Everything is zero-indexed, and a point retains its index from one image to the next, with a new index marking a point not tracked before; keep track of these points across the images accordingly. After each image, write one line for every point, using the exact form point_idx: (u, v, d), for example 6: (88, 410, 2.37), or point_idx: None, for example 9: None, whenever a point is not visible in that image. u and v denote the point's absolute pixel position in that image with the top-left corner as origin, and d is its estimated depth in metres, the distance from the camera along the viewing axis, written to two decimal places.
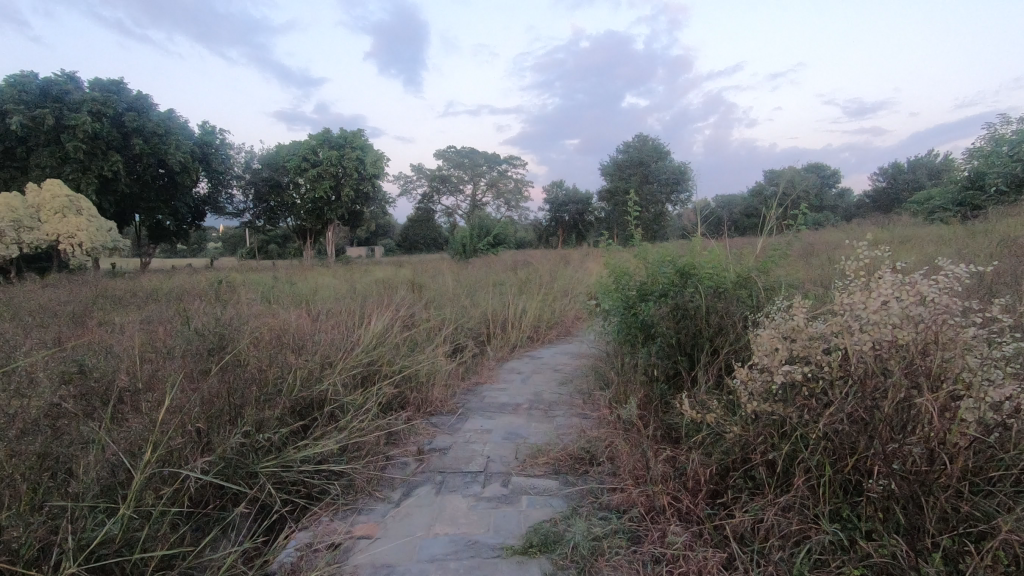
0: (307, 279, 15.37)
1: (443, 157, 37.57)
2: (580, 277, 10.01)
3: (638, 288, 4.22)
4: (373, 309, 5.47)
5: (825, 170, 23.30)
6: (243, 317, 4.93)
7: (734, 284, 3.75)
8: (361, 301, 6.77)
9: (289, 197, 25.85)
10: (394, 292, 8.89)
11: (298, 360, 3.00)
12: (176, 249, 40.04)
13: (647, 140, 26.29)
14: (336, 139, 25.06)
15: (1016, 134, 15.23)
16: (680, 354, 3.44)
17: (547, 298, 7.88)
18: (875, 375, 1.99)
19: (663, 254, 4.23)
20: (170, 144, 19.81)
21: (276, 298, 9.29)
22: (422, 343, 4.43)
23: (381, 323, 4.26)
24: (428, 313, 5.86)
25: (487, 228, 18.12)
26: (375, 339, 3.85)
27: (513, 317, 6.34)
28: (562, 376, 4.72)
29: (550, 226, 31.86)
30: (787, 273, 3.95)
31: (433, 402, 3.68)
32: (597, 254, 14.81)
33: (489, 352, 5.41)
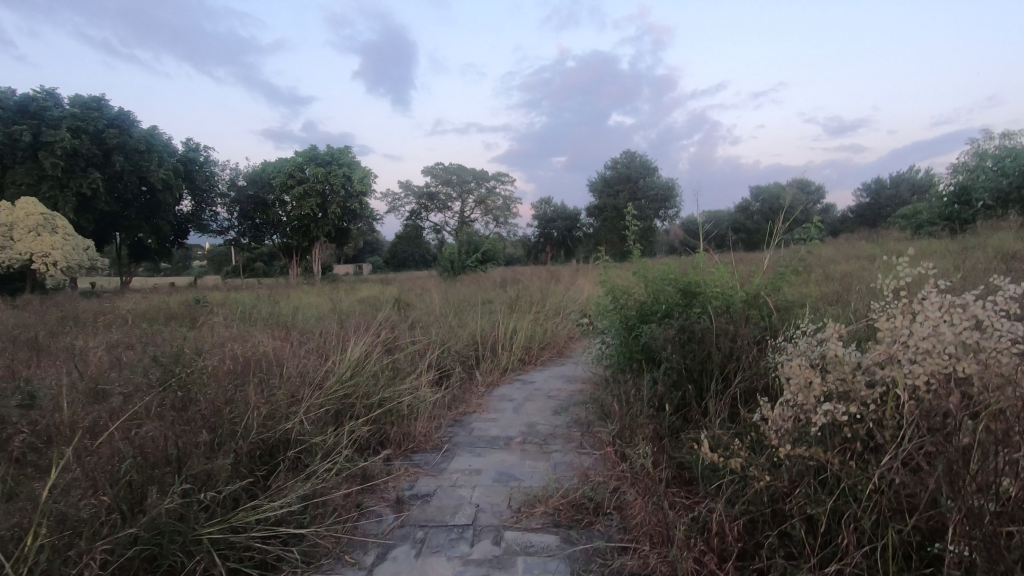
0: (290, 298, 14.96)
1: (431, 173, 37.41)
2: (571, 295, 9.73)
3: (638, 309, 3.94)
4: (354, 332, 5.11)
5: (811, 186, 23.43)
6: (212, 343, 4.53)
7: (743, 304, 3.48)
8: (343, 323, 6.40)
9: (275, 214, 25.43)
10: (378, 312, 8.54)
11: (258, 398, 2.64)
12: (160, 269, 39.30)
13: (635, 156, 26.32)
14: (323, 156, 24.82)
15: (1000, 150, 15.37)
16: (686, 382, 3.14)
17: (539, 317, 7.56)
18: (933, 417, 1.68)
19: (664, 271, 3.96)
20: (151, 161, 19.36)
21: (257, 319, 8.88)
22: (405, 370, 4.07)
23: (359, 348, 3.91)
24: (413, 336, 5.51)
25: (475, 245, 17.84)
26: (352, 367, 3.50)
27: (503, 338, 6.00)
28: (556, 404, 4.37)
29: (538, 242, 31.67)
30: (799, 291, 3.68)
31: (416, 437, 3.32)
32: (588, 270, 14.59)
33: (477, 377, 5.05)
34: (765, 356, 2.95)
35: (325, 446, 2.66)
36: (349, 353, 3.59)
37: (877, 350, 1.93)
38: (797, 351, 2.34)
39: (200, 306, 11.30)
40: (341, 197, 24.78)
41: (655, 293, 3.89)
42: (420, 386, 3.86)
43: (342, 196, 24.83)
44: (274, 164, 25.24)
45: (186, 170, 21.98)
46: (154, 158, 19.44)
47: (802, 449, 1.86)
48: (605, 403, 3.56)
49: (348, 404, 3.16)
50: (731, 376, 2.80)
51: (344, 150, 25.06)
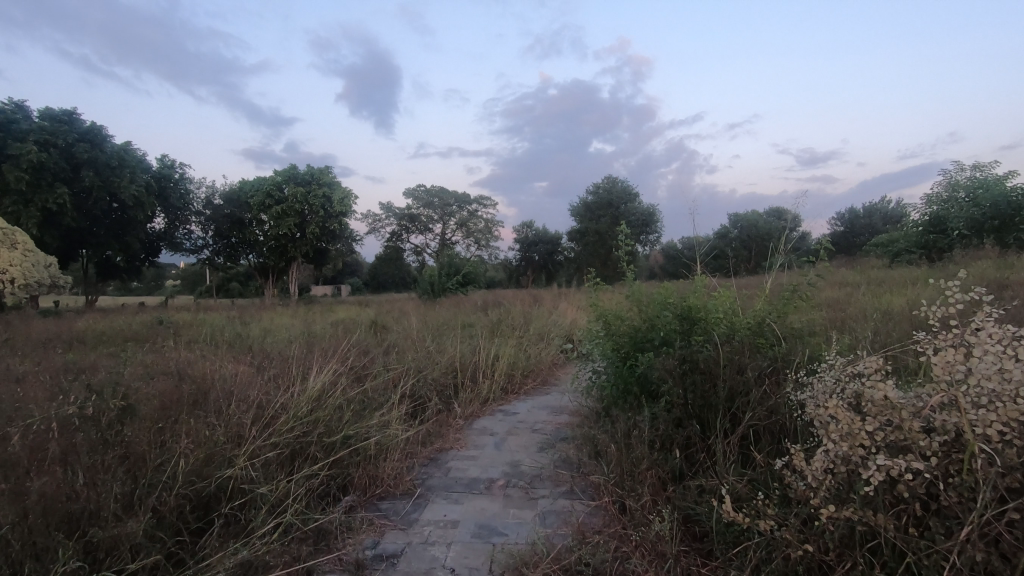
0: (262, 320, 14.35)
1: (413, 195, 37.17)
2: (555, 319, 9.42)
3: (632, 337, 3.62)
4: (320, 358, 4.69)
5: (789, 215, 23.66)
6: (159, 368, 4.07)
7: (747, 331, 3.19)
8: (312, 348, 5.93)
9: (252, 233, 24.80)
10: (352, 336, 8.11)
11: (193, 439, 2.24)
12: (130, 288, 38.03)
13: (616, 182, 26.43)
14: (303, 176, 24.46)
15: (971, 181, 15.70)
16: (690, 418, 2.82)
17: (522, 343, 7.19)
18: (1012, 479, 1.37)
19: (660, 294, 3.66)
20: (123, 177, 18.67)
21: (221, 342, 8.34)
22: (375, 403, 3.65)
23: (323, 377, 3.50)
24: (387, 363, 5.10)
25: (456, 267, 17.50)
26: (314, 400, 3.10)
27: (484, 365, 5.62)
28: (542, 440, 4.00)
29: (519, 266, 31.41)
30: (807, 317, 3.41)
31: (385, 481, 2.92)
32: (571, 294, 14.33)
33: (456, 408, 4.65)
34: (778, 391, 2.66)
35: (274, 498, 2.26)
36: (309, 383, 3.18)
37: (935, 391, 1.62)
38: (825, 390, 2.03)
39: (164, 326, 10.68)
40: (320, 217, 24.32)
41: (651, 319, 3.58)
42: (392, 422, 3.47)
43: (321, 217, 24.37)
44: (251, 183, 24.71)
45: (160, 187, 21.37)
46: (126, 174, 18.83)
47: (850, 513, 1.54)
48: (598, 440, 3.20)
49: (308, 441, 2.76)
50: (745, 414, 2.48)
51: (324, 170, 24.75)
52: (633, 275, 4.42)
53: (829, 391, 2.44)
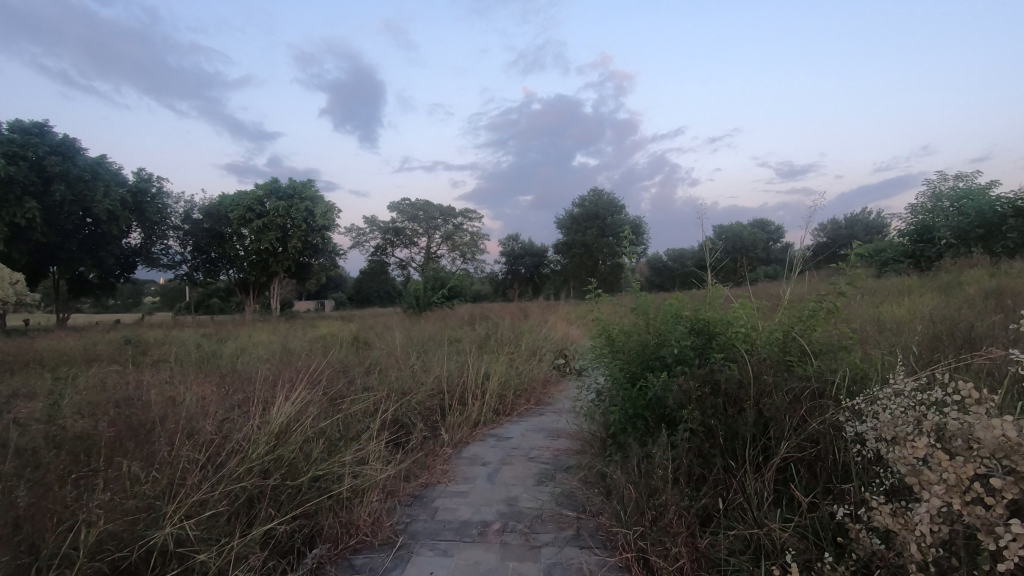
0: (239, 337, 13.77)
1: (397, 209, 36.78)
2: (545, 333, 9.05)
3: (643, 354, 3.25)
4: (294, 381, 4.24)
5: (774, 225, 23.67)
6: (106, 398, 3.59)
7: (772, 347, 2.87)
8: (287, 368, 5.46)
9: (231, 247, 24.14)
10: (332, 353, 7.65)
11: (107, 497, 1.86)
12: (107, 305, 36.95)
13: (601, 194, 26.30)
14: (285, 190, 24.07)
15: (956, 191, 15.74)
16: (712, 448, 2.49)
17: (513, 359, 6.79)
18: None
19: (671, 306, 3.32)
20: (97, 191, 18.01)
21: (192, 362, 7.81)
22: (352, 434, 3.24)
23: (292, 403, 3.09)
24: (367, 387, 4.66)
25: (442, 280, 17.05)
26: (280, 431, 2.71)
27: (474, 386, 5.20)
28: (540, 471, 3.60)
29: (506, 279, 31.02)
30: (836, 331, 3.09)
31: (361, 530, 2.51)
32: (559, 307, 14.02)
33: (443, 434, 4.23)
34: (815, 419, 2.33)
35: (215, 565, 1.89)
36: (273, 412, 2.77)
37: None
38: (886, 426, 1.71)
39: (133, 346, 10.08)
40: (302, 231, 23.82)
41: (662, 334, 3.24)
42: (372, 457, 3.07)
43: (303, 231, 23.88)
44: (232, 197, 24.14)
45: (136, 201, 20.71)
46: (100, 187, 18.18)
47: None
48: (609, 477, 2.82)
49: (270, 483, 2.38)
50: (782, 446, 2.14)
51: (306, 184, 24.36)
52: (639, 286, 4.07)
53: (879, 419, 2.12)
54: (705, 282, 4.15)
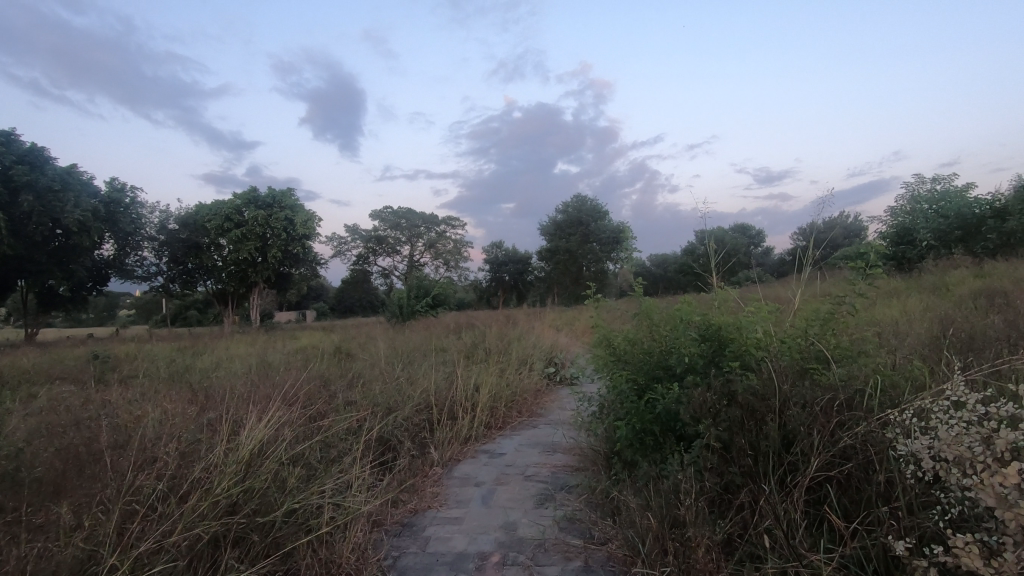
0: (217, 350, 13.31)
1: (379, 217, 36.37)
2: (534, 341, 8.81)
3: (649, 362, 3.03)
4: (269, 401, 3.92)
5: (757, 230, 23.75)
6: (57, 425, 3.24)
7: (790, 353, 2.68)
8: (263, 385, 5.12)
9: (209, 258, 23.52)
10: (313, 367, 7.31)
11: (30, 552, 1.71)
12: (80, 319, 35.81)
13: (585, 200, 26.22)
14: (265, 199, 23.57)
15: (934, 193, 15.93)
16: (730, 466, 2.31)
17: (502, 369, 6.54)
18: None
19: (679, 311, 3.11)
20: (67, 202, 17.37)
21: (162, 379, 7.38)
22: (332, 459, 2.96)
23: (265, 424, 2.82)
24: (349, 406, 4.37)
25: (426, 288, 16.74)
26: (251, 459, 2.44)
27: (463, 398, 4.93)
28: (539, 491, 3.34)
29: (489, 286, 30.74)
30: (853, 336, 2.91)
31: (343, 568, 2.25)
32: (545, 314, 13.83)
33: (433, 452, 3.95)
34: (846, 433, 2.15)
35: None
36: (244, 437, 2.49)
37: None
38: (941, 446, 1.53)
39: (100, 361, 9.57)
40: (282, 240, 23.34)
41: (669, 340, 3.03)
42: (356, 484, 2.82)
43: (283, 240, 23.40)
44: (209, 206, 23.56)
45: (109, 211, 20.05)
46: (71, 197, 17.53)
47: None
48: (620, 502, 2.58)
49: (239, 521, 2.13)
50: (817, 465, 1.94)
51: (286, 192, 23.91)
52: (641, 290, 3.84)
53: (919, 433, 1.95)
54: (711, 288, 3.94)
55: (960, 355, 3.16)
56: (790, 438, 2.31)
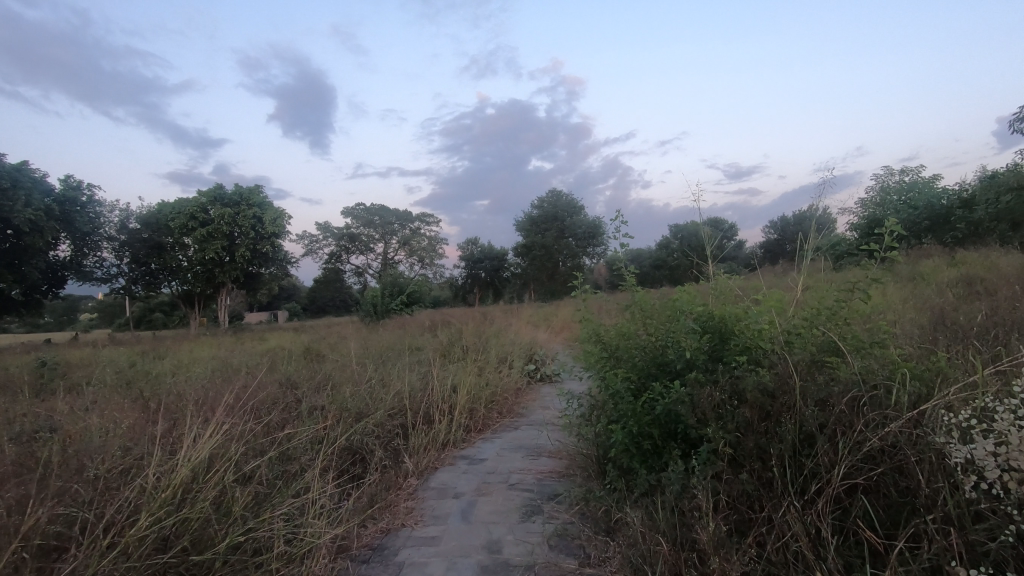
0: (181, 354, 12.68)
1: (351, 214, 35.62)
2: (513, 338, 8.51)
3: (644, 357, 2.76)
4: (225, 413, 3.55)
5: None
6: None
7: (801, 345, 2.44)
8: (222, 391, 4.71)
9: (173, 258, 22.59)
10: (279, 370, 6.88)
11: None
12: (37, 323, 34.21)
13: (560, 195, 25.99)
14: (231, 196, 22.74)
15: (904, 186, 16.12)
16: (743, 473, 2.08)
17: (482, 368, 6.23)
18: None
19: (677, 301, 2.83)
20: (16, 201, 16.37)
21: (114, 387, 6.85)
22: (289, 479, 2.64)
23: (217, 433, 2.50)
24: (315, 414, 4.00)
25: (401, 286, 16.29)
26: (195, 478, 2.13)
27: (440, 401, 4.60)
28: (525, 502, 3.04)
29: (465, 283, 30.30)
30: (866, 325, 2.67)
31: None
32: (523, 311, 13.53)
33: (407, 460, 3.62)
34: (873, 434, 1.94)
35: None
36: (180, 455, 2.18)
37: None
38: None
39: (50, 369, 8.94)
40: (250, 239, 22.53)
41: (665, 332, 2.75)
42: (317, 504, 2.52)
43: (251, 239, 22.59)
44: (173, 204, 22.60)
45: (64, 210, 19.02)
46: (20, 196, 16.52)
47: None
48: (623, 518, 2.31)
49: (167, 562, 1.84)
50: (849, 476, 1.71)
51: (254, 190, 23.11)
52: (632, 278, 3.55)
53: (961, 435, 1.74)
54: (706, 277, 3.66)
55: (974, 348, 2.95)
56: (807, 442, 2.09)
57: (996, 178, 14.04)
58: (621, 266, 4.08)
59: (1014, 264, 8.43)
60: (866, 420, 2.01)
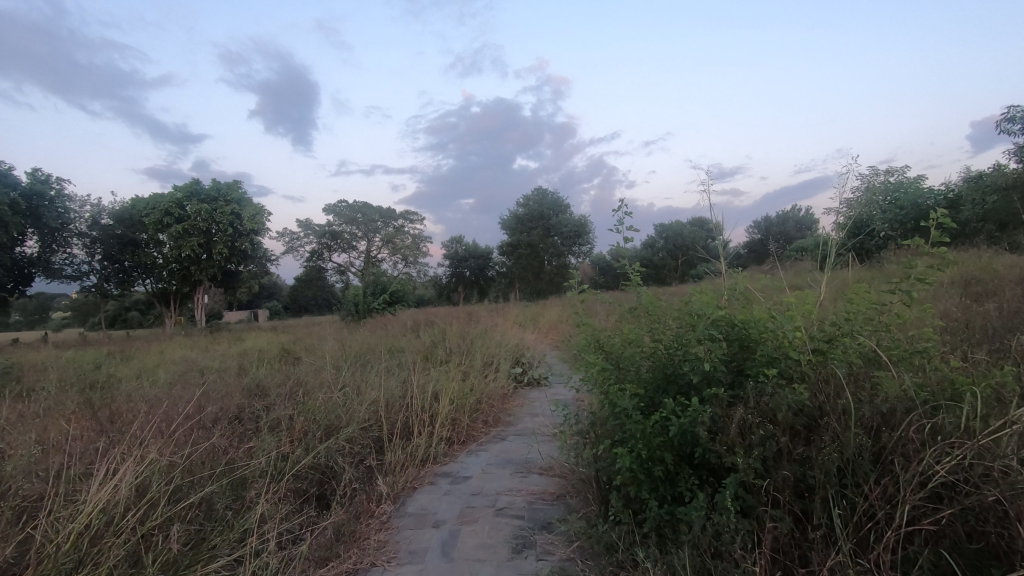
0: (151, 355, 12.07)
1: (334, 211, 34.89)
2: (500, 339, 8.13)
3: (651, 368, 2.40)
4: (169, 434, 3.15)
5: None
6: None
7: (836, 357, 2.10)
8: (178, 402, 4.25)
9: (147, 255, 21.79)
10: (250, 375, 6.41)
11: None
12: (7, 322, 32.96)
13: (545, 193, 25.64)
14: (208, 192, 22.02)
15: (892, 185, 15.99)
16: (777, 513, 1.75)
17: (466, 372, 5.83)
18: None
19: (692, 304, 2.47)
20: None
21: (69, 392, 6.31)
22: (227, 521, 2.34)
23: (128, 470, 2.16)
24: (277, 430, 3.62)
25: (383, 285, 15.78)
26: (92, 534, 1.87)
27: (419, 412, 4.19)
28: (513, 531, 2.67)
29: (449, 282, 29.81)
30: (912, 330, 2.30)
31: None
32: (510, 310, 13.16)
33: (381, 481, 3.24)
34: (938, 468, 1.62)
35: None
36: (90, 500, 1.93)
37: None
38: None
39: (5, 372, 8.32)
40: (228, 236, 21.81)
41: (678, 337, 2.39)
42: (252, 558, 2.18)
43: (229, 236, 21.90)
44: (147, 199, 21.76)
45: (32, 205, 18.15)
46: None
47: None
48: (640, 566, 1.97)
49: None
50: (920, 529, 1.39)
51: (232, 185, 22.43)
52: (637, 277, 3.18)
53: None
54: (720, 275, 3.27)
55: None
56: (852, 473, 1.77)
57: (983, 178, 13.96)
58: (624, 261, 3.70)
59: (1011, 265, 8.23)
60: (922, 446, 1.70)
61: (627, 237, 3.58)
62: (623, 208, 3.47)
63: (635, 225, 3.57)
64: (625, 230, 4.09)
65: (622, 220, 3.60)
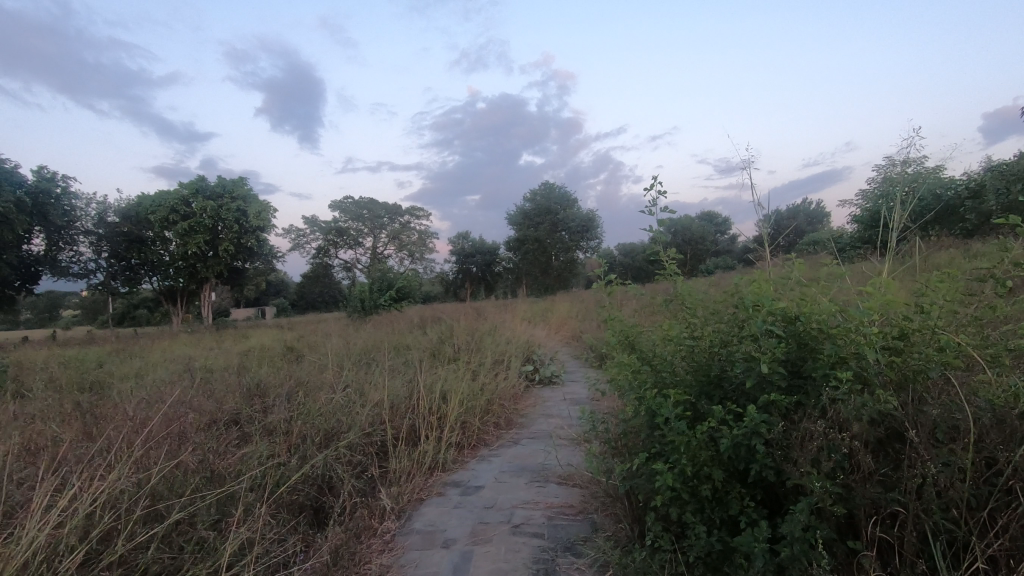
0: (156, 353, 11.85)
1: (340, 208, 34.67)
2: (511, 335, 7.82)
3: (691, 367, 2.09)
4: (152, 445, 2.90)
5: (719, 221, 23.32)
6: None
7: (917, 355, 1.77)
8: (169, 405, 3.97)
9: (154, 253, 21.63)
10: (252, 374, 6.13)
11: None
12: (17, 320, 32.96)
13: (553, 187, 25.26)
14: (214, 188, 21.80)
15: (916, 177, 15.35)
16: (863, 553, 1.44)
17: (475, 370, 5.52)
18: None
19: (739, 294, 2.15)
20: None
21: (64, 393, 6.04)
22: (199, 552, 2.10)
23: (78, 499, 1.92)
24: (271, 436, 3.35)
25: (389, 281, 15.49)
26: None
27: (424, 416, 3.89)
28: (534, 553, 2.36)
29: (456, 278, 29.45)
30: (1003, 324, 1.94)
31: None
32: (518, 306, 12.84)
33: (384, 493, 2.97)
34: None
35: None
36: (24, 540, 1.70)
37: None
38: None
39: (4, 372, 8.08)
40: (233, 233, 21.61)
41: (723, 333, 2.07)
42: None
43: (234, 233, 21.71)
44: (153, 196, 21.54)
45: (38, 203, 17.96)
46: None
47: None
48: None
49: None
50: None
51: (238, 181, 22.21)
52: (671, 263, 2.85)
53: None
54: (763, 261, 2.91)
55: None
56: (953, 502, 1.47)
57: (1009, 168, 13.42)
58: (655, 246, 3.35)
59: None
60: None
61: (659, 220, 3.23)
62: (656, 187, 3.12)
63: (669, 206, 3.21)
64: (656, 212, 3.73)
65: (654, 199, 3.23)
